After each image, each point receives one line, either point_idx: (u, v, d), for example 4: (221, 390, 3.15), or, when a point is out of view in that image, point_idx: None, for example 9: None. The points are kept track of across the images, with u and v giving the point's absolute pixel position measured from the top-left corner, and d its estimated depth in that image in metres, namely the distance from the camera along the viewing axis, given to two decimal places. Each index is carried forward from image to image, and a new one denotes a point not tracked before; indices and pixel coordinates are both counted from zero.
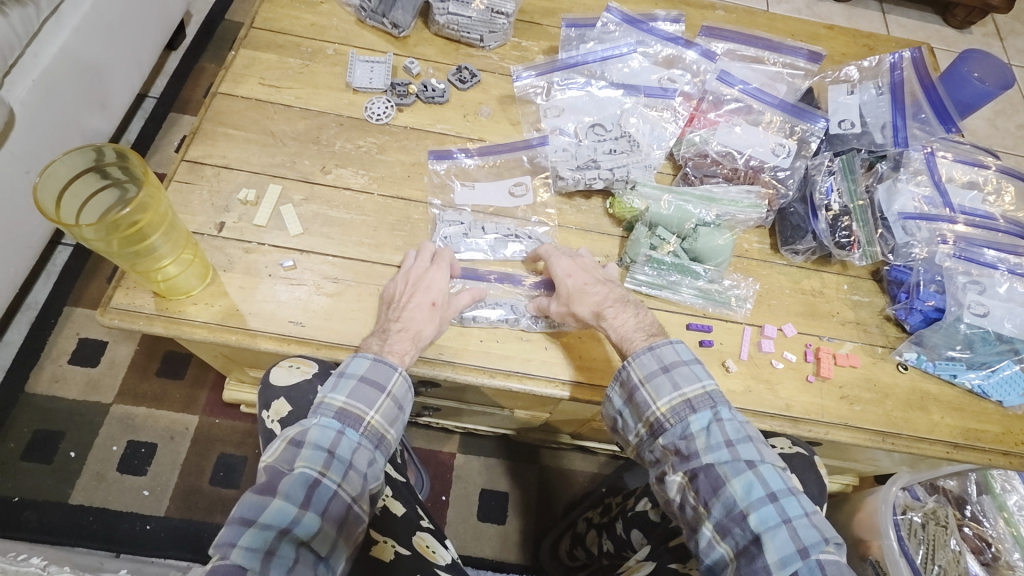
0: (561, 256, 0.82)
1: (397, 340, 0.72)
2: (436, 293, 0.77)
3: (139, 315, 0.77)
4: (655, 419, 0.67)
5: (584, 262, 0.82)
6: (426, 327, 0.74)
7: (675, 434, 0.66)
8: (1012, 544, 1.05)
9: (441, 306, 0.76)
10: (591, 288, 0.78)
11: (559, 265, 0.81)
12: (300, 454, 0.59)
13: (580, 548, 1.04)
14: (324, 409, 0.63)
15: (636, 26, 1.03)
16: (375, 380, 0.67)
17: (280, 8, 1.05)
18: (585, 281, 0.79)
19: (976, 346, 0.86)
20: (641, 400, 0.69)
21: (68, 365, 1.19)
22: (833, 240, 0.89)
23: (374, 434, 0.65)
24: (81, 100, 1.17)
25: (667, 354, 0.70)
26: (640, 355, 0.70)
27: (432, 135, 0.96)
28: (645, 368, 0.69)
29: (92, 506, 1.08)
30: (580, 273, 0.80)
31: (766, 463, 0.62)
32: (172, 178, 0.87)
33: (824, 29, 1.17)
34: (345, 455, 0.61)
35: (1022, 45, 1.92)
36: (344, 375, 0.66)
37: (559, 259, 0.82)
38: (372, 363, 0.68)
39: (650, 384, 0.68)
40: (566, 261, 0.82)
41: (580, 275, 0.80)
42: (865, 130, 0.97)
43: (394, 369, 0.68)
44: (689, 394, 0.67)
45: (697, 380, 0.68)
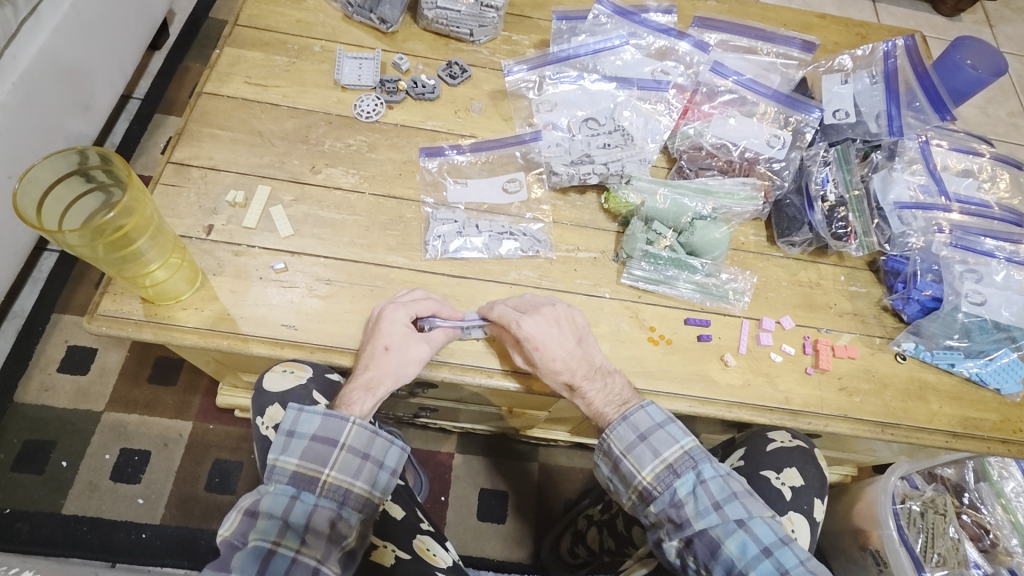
0: (520, 317, 0.75)
1: (351, 390, 0.71)
2: (390, 336, 0.73)
3: (127, 322, 0.76)
4: (642, 488, 0.68)
5: (546, 323, 0.75)
6: (380, 371, 0.71)
7: (664, 502, 0.66)
8: (1010, 530, 1.07)
9: (396, 349, 0.73)
10: (558, 360, 0.73)
11: (525, 331, 0.73)
12: (255, 526, 0.59)
13: (581, 545, 1.03)
14: (277, 474, 0.63)
15: (628, 18, 1.02)
16: (327, 436, 0.65)
17: (265, 4, 1.03)
18: (557, 355, 0.73)
19: (973, 334, 0.85)
20: (625, 470, 0.69)
21: (58, 373, 1.17)
22: (831, 231, 0.89)
23: (335, 490, 0.63)
24: (63, 103, 1.15)
25: (642, 421, 0.70)
26: (615, 428, 0.70)
27: (424, 132, 0.95)
28: (624, 440, 0.70)
29: (85, 516, 1.06)
30: (547, 339, 0.74)
31: (756, 517, 0.63)
32: (158, 181, 0.85)
33: (816, 18, 1.16)
34: (299, 523, 0.60)
35: (1011, 33, 1.92)
36: (295, 435, 0.65)
37: (522, 323, 0.74)
38: (323, 419, 0.66)
39: (631, 455, 0.69)
40: (530, 325, 0.74)
41: (550, 346, 0.73)
42: (860, 120, 0.96)
43: (345, 420, 0.66)
44: (670, 459, 0.67)
45: (674, 442, 0.68)
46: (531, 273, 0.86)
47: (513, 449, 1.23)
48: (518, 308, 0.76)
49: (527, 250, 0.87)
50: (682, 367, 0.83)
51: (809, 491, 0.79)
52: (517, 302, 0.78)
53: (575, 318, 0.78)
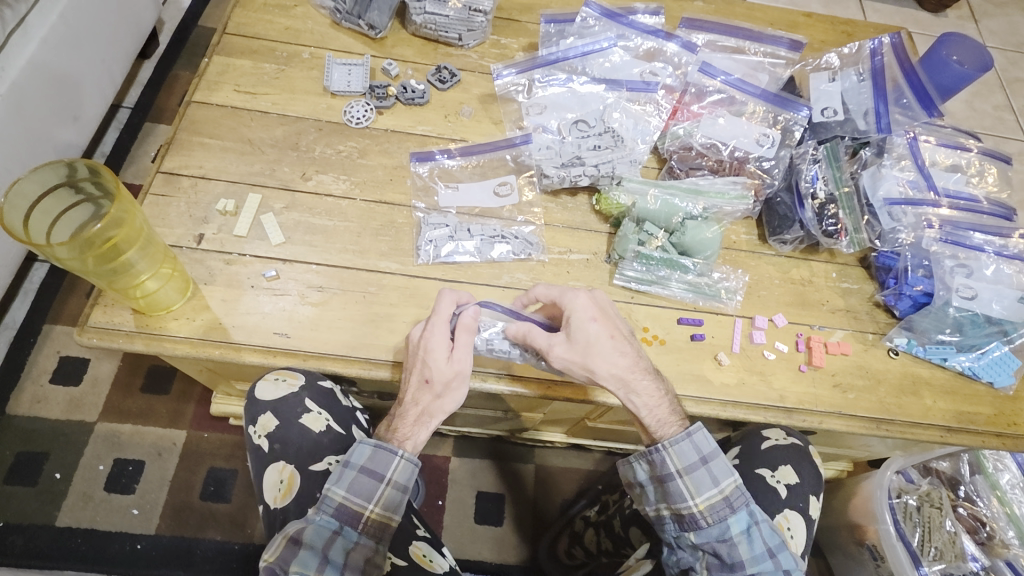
0: (568, 297, 0.70)
1: (403, 425, 0.68)
2: (428, 368, 0.68)
3: (118, 333, 0.75)
4: (689, 514, 0.66)
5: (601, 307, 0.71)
6: (427, 403, 0.68)
7: (712, 535, 0.65)
8: (1006, 522, 1.09)
9: (437, 380, 0.68)
10: (615, 348, 0.68)
11: (577, 304, 0.69)
12: (297, 556, 0.59)
13: (579, 547, 1.05)
14: (325, 504, 0.63)
15: (616, 20, 1.02)
16: (374, 470, 0.65)
17: (253, 12, 1.03)
18: (613, 337, 0.69)
19: (965, 329, 0.86)
20: (675, 489, 0.67)
21: (50, 385, 1.16)
22: (821, 229, 0.90)
23: (375, 528, 0.64)
24: (52, 113, 1.14)
25: (703, 442, 0.67)
26: (678, 443, 0.67)
27: (414, 137, 0.95)
28: (685, 459, 0.66)
29: (79, 528, 1.06)
30: (603, 317, 0.69)
31: (797, 567, 0.65)
32: (147, 191, 0.85)
33: (802, 16, 1.17)
34: (338, 559, 0.61)
35: (995, 27, 1.94)
36: (346, 465, 0.66)
37: (577, 295, 0.70)
38: (374, 450, 0.66)
39: (689, 478, 0.66)
40: (585, 298, 0.70)
41: (606, 324, 0.69)
42: (848, 117, 0.97)
43: (393, 454, 0.66)
44: (727, 490, 0.66)
45: (732, 473, 0.67)
46: (524, 277, 0.86)
47: (510, 450, 1.23)
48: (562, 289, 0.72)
49: (519, 253, 0.87)
50: (676, 367, 0.83)
51: (804, 489, 0.79)
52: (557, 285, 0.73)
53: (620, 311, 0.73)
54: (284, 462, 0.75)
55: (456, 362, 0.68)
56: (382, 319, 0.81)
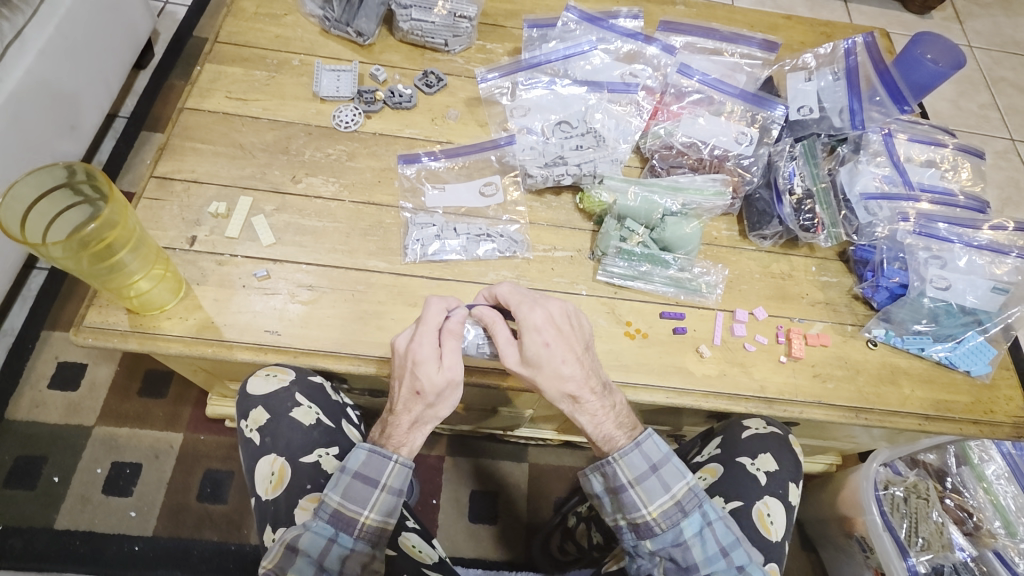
0: (523, 310, 0.68)
1: (393, 434, 0.68)
2: (417, 380, 0.64)
3: (112, 333, 0.77)
4: (644, 522, 0.68)
5: (558, 321, 0.68)
6: (411, 419, 0.67)
7: (667, 540, 0.67)
8: (992, 512, 1.10)
9: (429, 392, 0.64)
10: (568, 368, 0.66)
11: (532, 320, 0.67)
12: (293, 565, 0.62)
13: (570, 541, 1.10)
14: (321, 511, 0.66)
15: (596, 24, 1.05)
16: (369, 476, 0.67)
17: (244, 21, 1.05)
18: (566, 357, 0.66)
19: (941, 319, 0.88)
20: (628, 500, 0.68)
21: (48, 390, 1.18)
22: (799, 223, 0.91)
23: (370, 533, 0.66)
24: (50, 123, 1.17)
25: (653, 450, 0.68)
26: (629, 455, 0.68)
27: (402, 140, 0.97)
28: (635, 470, 0.68)
29: (78, 530, 1.07)
30: (557, 335, 0.67)
31: (754, 563, 0.67)
32: (141, 196, 0.87)
33: (782, 19, 1.20)
34: (333, 567, 0.63)
35: (979, 28, 1.97)
36: (342, 470, 0.67)
37: (533, 310, 0.67)
38: (367, 455, 0.67)
39: (640, 487, 0.68)
40: (540, 315, 0.67)
41: (560, 343, 0.66)
42: (824, 115, 0.99)
43: (388, 460, 0.67)
44: (679, 495, 0.68)
45: (683, 477, 0.68)
46: (509, 274, 0.88)
47: (503, 448, 1.25)
48: (524, 299, 0.69)
49: (504, 251, 0.89)
50: (659, 360, 0.85)
51: (784, 476, 0.81)
52: (523, 291, 0.71)
53: (582, 319, 0.71)
54: (275, 454, 0.77)
55: (449, 372, 0.65)
56: (371, 316, 0.83)
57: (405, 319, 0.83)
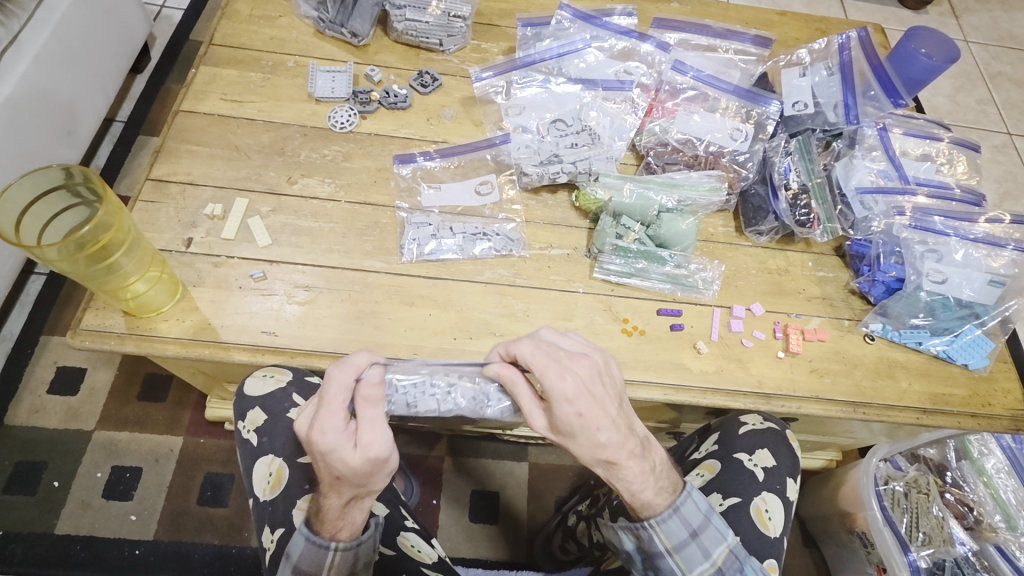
0: (549, 376, 0.58)
1: (329, 512, 0.60)
2: (332, 466, 0.55)
3: (110, 336, 0.77)
4: None
5: (589, 382, 0.59)
6: (342, 499, 0.58)
7: None
8: (993, 506, 1.10)
9: (350, 476, 0.55)
10: (602, 437, 0.58)
11: (562, 390, 0.57)
12: None
13: (572, 541, 1.05)
14: None
15: (590, 22, 1.05)
16: (309, 569, 0.61)
17: (239, 23, 1.05)
18: (602, 425, 0.58)
19: (937, 312, 0.88)
20: (664, 565, 0.65)
21: (48, 395, 1.18)
22: (794, 219, 0.92)
23: None
24: (46, 128, 1.17)
25: (692, 514, 0.64)
26: (667, 522, 0.63)
27: (397, 140, 0.97)
28: (674, 537, 0.64)
29: (78, 535, 1.07)
30: (591, 402, 0.58)
31: None
32: (138, 199, 0.87)
33: (777, 15, 1.20)
34: None
35: (976, 22, 1.97)
36: (285, 558, 0.62)
37: (561, 379, 0.58)
38: (305, 546, 0.61)
39: (678, 555, 0.64)
40: (572, 382, 0.58)
41: (597, 410, 0.58)
42: (818, 110, 1.00)
43: (326, 548, 0.61)
44: (719, 560, 0.65)
45: (722, 540, 0.65)
46: (505, 272, 0.88)
47: (503, 449, 1.25)
48: (549, 360, 0.59)
49: (500, 250, 0.89)
50: (656, 356, 0.85)
51: (781, 472, 0.81)
52: (545, 349, 0.61)
53: (612, 371, 0.62)
54: (272, 455, 0.77)
55: (366, 453, 0.54)
56: (368, 315, 0.83)
57: (402, 318, 0.83)
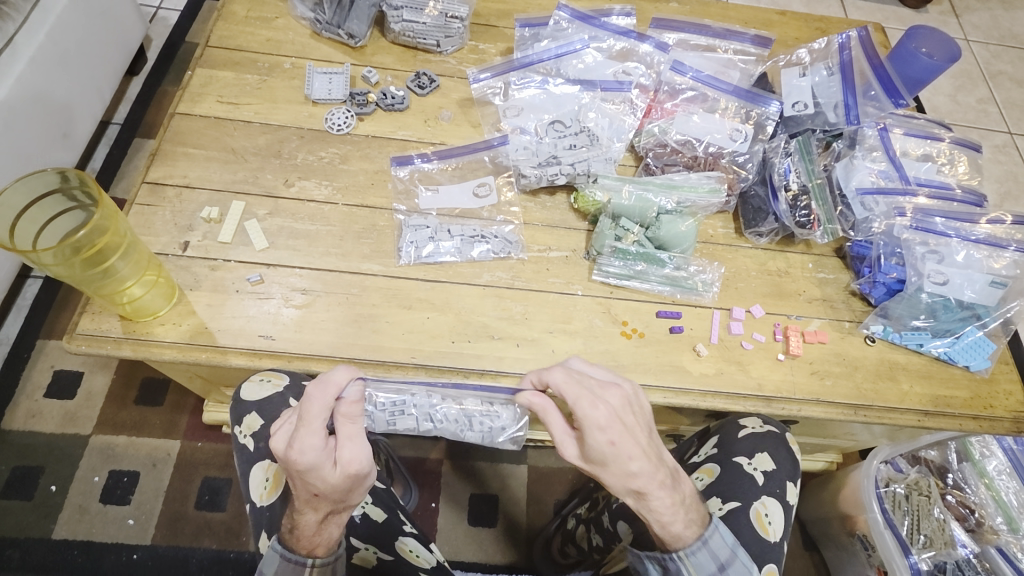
0: (583, 404, 0.58)
1: (305, 532, 0.60)
2: (312, 483, 0.55)
3: (105, 340, 0.77)
4: None
5: (622, 411, 0.59)
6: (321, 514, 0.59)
7: None
8: (994, 508, 1.10)
9: (330, 492, 0.56)
10: (634, 466, 0.58)
11: (596, 419, 0.57)
12: None
13: (570, 545, 1.04)
14: None
15: (588, 22, 1.05)
16: None
17: (235, 25, 1.05)
18: (633, 453, 0.58)
19: (939, 314, 0.87)
20: None
21: (45, 399, 1.18)
22: (794, 220, 0.91)
23: None
24: (42, 131, 1.17)
25: (721, 547, 0.63)
26: (696, 554, 0.62)
27: (394, 142, 0.97)
28: (702, 570, 0.63)
29: (76, 540, 1.07)
30: (623, 432, 0.58)
31: None
32: (133, 202, 0.87)
33: (776, 15, 1.19)
34: None
35: (977, 21, 1.96)
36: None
37: (594, 408, 0.58)
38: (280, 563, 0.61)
39: None
40: (605, 412, 0.58)
41: (628, 439, 0.58)
42: (818, 110, 0.99)
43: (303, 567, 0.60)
44: None
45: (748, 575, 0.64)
46: (504, 275, 0.88)
47: (501, 452, 1.24)
48: (582, 388, 0.59)
49: (498, 252, 0.89)
50: (656, 359, 0.84)
51: (782, 475, 0.80)
52: (577, 378, 0.61)
53: (644, 400, 0.62)
54: (269, 461, 0.77)
55: (348, 469, 0.55)
56: (366, 319, 0.82)
57: (400, 321, 0.83)
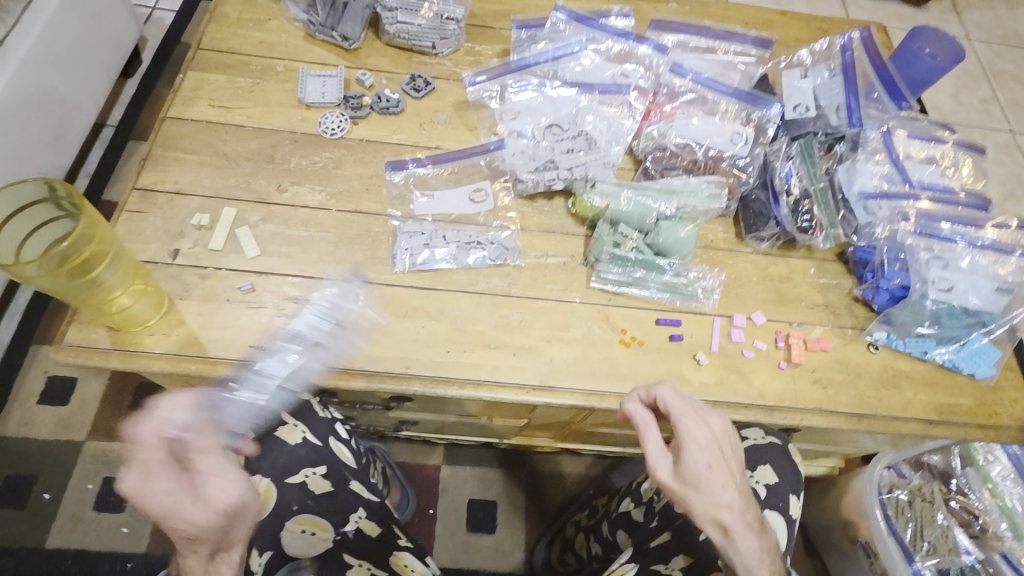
0: (687, 421, 0.65)
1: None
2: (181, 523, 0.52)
3: (93, 351, 0.75)
4: None
5: (720, 441, 0.65)
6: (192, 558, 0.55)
7: None
8: (998, 515, 1.06)
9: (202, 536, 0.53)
10: (724, 495, 0.62)
11: (693, 436, 0.64)
12: None
13: (570, 553, 1.02)
14: None
15: (586, 24, 1.04)
16: None
17: (227, 27, 1.03)
18: (725, 485, 0.63)
19: (943, 321, 0.85)
20: None
21: (38, 406, 1.16)
22: (796, 225, 0.89)
23: None
24: (34, 134, 1.15)
25: None
26: None
27: (389, 146, 0.95)
28: None
29: (70, 549, 1.06)
30: (719, 459, 0.64)
31: None
32: (123, 209, 0.85)
33: (777, 15, 1.17)
34: None
35: (979, 20, 1.95)
36: None
37: (694, 427, 0.65)
38: None
39: None
40: (705, 433, 0.65)
41: (722, 468, 0.64)
42: (820, 113, 0.98)
43: None
44: None
45: None
46: (500, 282, 0.86)
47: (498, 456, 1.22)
48: (688, 408, 0.67)
49: (495, 259, 0.87)
50: (655, 368, 0.83)
51: (785, 489, 0.79)
52: (683, 397, 0.68)
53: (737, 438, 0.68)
54: (260, 476, 0.75)
55: (217, 505, 0.53)
56: (359, 327, 0.81)
57: (394, 330, 0.81)
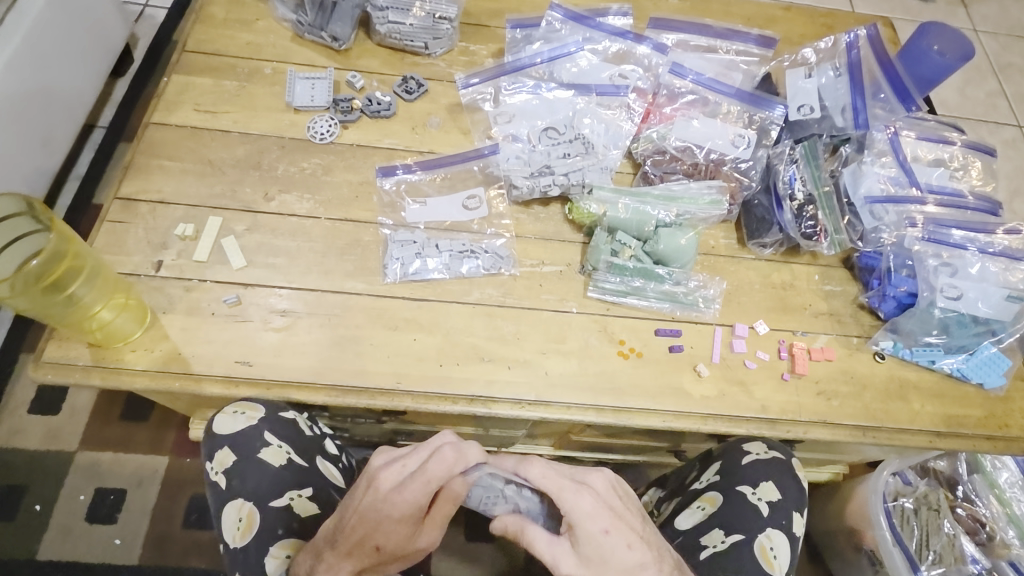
0: (573, 493, 0.60)
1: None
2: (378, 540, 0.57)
3: (73, 368, 0.73)
4: None
5: (610, 500, 0.60)
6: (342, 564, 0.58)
7: None
8: (1006, 522, 1.05)
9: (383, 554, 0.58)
10: (632, 553, 0.57)
11: (580, 507, 0.59)
12: None
13: None
14: None
15: (582, 23, 1.01)
16: None
17: (213, 28, 1.00)
18: (629, 543, 0.57)
19: (952, 330, 0.83)
20: None
21: (27, 416, 1.14)
22: (799, 231, 0.87)
23: None
24: (19, 138, 1.12)
25: None
26: None
27: (380, 151, 0.92)
28: None
29: (61, 561, 1.04)
30: (613, 517, 0.58)
31: None
32: (104, 219, 0.82)
33: (781, 10, 1.13)
34: None
35: (986, 12, 1.90)
36: None
37: (579, 496, 0.59)
38: None
39: None
40: (589, 498, 0.59)
41: (618, 526, 0.58)
42: (825, 114, 0.94)
43: None
44: None
45: None
46: (494, 292, 0.84)
47: None
48: (570, 478, 0.61)
49: (489, 268, 0.84)
50: (655, 381, 0.80)
51: (787, 506, 0.77)
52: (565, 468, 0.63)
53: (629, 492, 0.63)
54: (242, 498, 0.74)
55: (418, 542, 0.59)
56: (349, 341, 0.78)
57: (385, 344, 0.79)
